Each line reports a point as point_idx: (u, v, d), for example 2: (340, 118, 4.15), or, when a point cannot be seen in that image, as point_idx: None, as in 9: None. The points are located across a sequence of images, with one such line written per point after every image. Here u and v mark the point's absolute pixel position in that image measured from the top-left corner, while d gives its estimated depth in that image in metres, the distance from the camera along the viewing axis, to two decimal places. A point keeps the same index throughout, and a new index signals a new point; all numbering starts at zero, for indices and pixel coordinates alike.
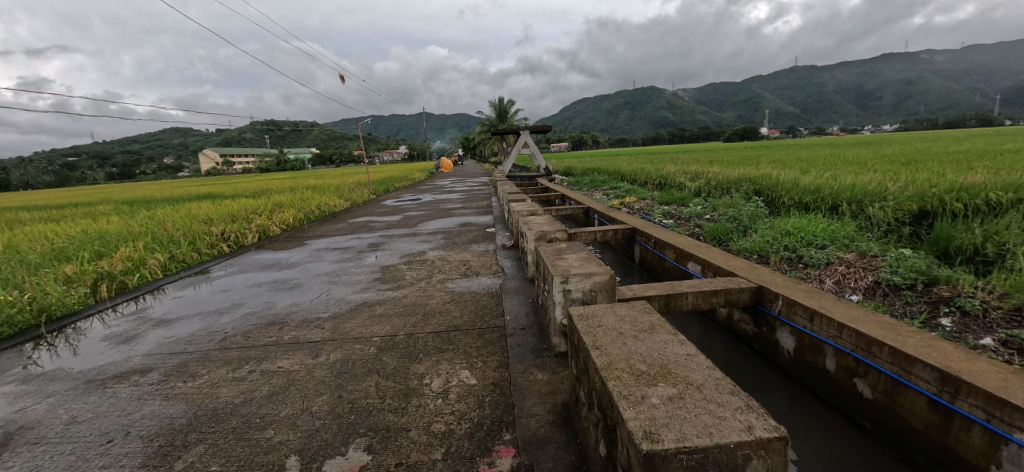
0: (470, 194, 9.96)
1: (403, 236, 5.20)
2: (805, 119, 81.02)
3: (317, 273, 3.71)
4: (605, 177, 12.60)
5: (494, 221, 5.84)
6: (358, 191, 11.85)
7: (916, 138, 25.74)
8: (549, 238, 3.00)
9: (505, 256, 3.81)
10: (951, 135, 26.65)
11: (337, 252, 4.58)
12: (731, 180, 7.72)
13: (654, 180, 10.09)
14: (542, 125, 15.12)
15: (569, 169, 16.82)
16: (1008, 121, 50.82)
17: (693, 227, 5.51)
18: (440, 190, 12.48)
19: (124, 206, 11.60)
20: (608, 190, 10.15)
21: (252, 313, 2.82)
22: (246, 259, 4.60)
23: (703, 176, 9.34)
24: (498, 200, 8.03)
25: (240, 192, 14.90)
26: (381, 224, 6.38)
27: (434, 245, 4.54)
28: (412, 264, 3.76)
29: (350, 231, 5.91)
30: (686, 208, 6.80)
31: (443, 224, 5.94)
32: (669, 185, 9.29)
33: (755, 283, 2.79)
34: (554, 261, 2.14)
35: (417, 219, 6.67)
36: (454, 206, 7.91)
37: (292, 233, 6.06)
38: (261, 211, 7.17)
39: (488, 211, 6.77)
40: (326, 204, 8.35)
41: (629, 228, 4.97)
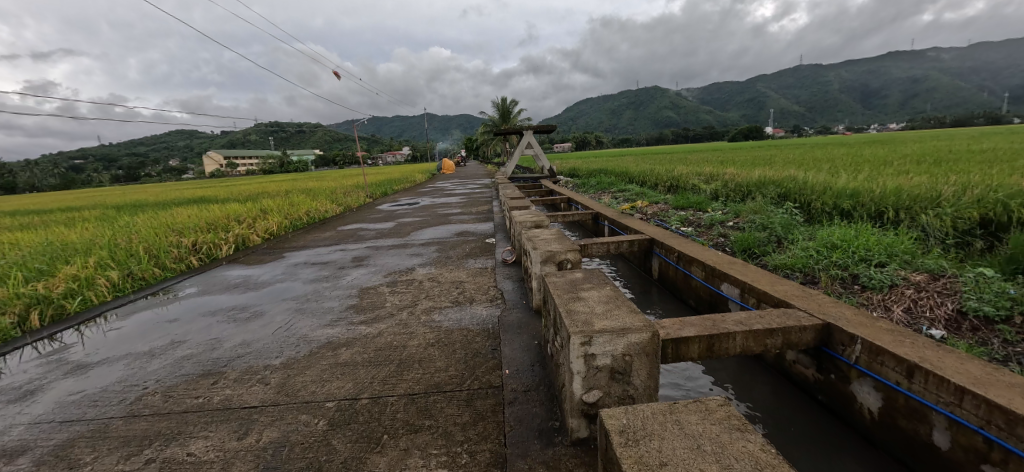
0: (470, 198, 9.38)
1: (392, 248, 4.65)
2: (812, 118, 79.98)
3: (285, 297, 3.16)
4: (612, 179, 12.01)
5: (495, 230, 5.27)
6: (353, 194, 11.30)
7: (930, 138, 24.99)
8: (558, 261, 2.43)
9: (505, 276, 3.24)
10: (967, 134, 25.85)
11: (314, 267, 4.03)
12: (753, 182, 7.08)
13: (665, 182, 9.48)
14: (545, 125, 14.55)
15: (574, 170, 16.23)
16: (1021, 119, 49.72)
17: (716, 237, 4.91)
18: (439, 193, 11.91)
19: (108, 210, 11.08)
20: (617, 193, 9.56)
21: (190, 356, 2.27)
22: (212, 276, 4.07)
23: (719, 177, 8.72)
24: (499, 205, 7.46)
25: (234, 195, 14.39)
26: (371, 232, 5.83)
27: (424, 259, 3.97)
28: (396, 286, 3.19)
29: (336, 241, 5.36)
30: (705, 214, 6.20)
31: (438, 233, 5.38)
32: (682, 188, 8.68)
33: (820, 320, 2.21)
34: (569, 303, 1.56)
35: (411, 227, 6.11)
36: (452, 212, 7.34)
37: (272, 244, 5.52)
38: (243, 218, 6.64)
39: (488, 218, 6.22)
40: (315, 209, 7.81)
41: (646, 240, 4.39)
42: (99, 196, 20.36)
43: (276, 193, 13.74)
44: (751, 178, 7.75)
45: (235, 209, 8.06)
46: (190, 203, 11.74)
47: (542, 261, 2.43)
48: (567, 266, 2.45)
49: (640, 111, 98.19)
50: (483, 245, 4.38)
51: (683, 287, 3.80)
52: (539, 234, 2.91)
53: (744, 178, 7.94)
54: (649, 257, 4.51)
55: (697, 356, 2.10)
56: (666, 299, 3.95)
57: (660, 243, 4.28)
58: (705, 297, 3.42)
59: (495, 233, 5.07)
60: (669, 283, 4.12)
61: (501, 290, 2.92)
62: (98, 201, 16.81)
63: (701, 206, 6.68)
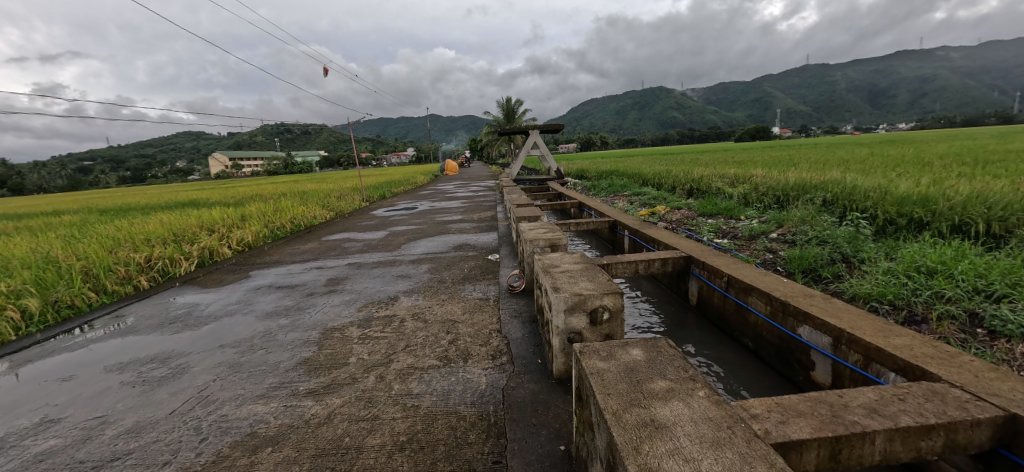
0: (473, 203, 8.62)
1: (376, 266, 3.89)
2: (821, 118, 78.64)
3: (224, 341, 2.42)
4: (625, 181, 11.24)
5: (499, 243, 4.51)
6: (348, 198, 10.57)
7: (950, 139, 24.06)
8: (590, 308, 1.67)
9: (511, 314, 2.47)
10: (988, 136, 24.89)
11: (276, 293, 3.28)
12: (789, 185, 6.26)
13: (685, 185, 8.66)
14: (552, 125, 13.80)
15: (582, 171, 15.44)
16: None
17: (762, 252, 4.13)
18: (439, 196, 11.16)
19: (87, 216, 10.40)
20: (632, 197, 8.79)
21: (48, 454, 1.54)
22: (154, 304, 3.33)
23: (747, 180, 7.90)
24: (504, 212, 6.69)
25: (225, 198, 13.71)
26: (357, 244, 5.08)
27: (411, 284, 3.21)
28: (369, 327, 2.43)
29: (314, 255, 4.61)
30: (740, 223, 5.41)
31: (432, 246, 4.61)
32: (705, 193, 7.86)
33: (997, 410, 1.44)
34: (643, 447, 0.80)
35: (403, 237, 5.35)
36: (452, 218, 6.60)
37: (243, 258, 4.79)
38: (216, 226, 5.91)
39: (491, 228, 5.46)
40: (301, 215, 7.08)
41: (682, 257, 3.63)
42: (93, 199, 19.79)
43: (269, 196, 13.04)
44: (785, 181, 6.93)
45: (214, 215, 7.35)
46: (175, 207, 11.03)
47: (568, 310, 1.66)
48: (603, 316, 1.68)
49: (646, 111, 97.18)
50: (483, 265, 3.62)
51: (734, 321, 3.03)
52: (558, 263, 2.13)
53: (777, 180, 7.11)
54: (685, 278, 3.74)
55: (816, 470, 1.33)
56: (710, 335, 3.18)
57: (700, 262, 3.50)
58: (770, 340, 2.64)
59: (499, 247, 4.30)
60: (713, 314, 3.34)
61: (508, 337, 2.15)
62: (90, 204, 16.28)
63: (732, 213, 5.88)
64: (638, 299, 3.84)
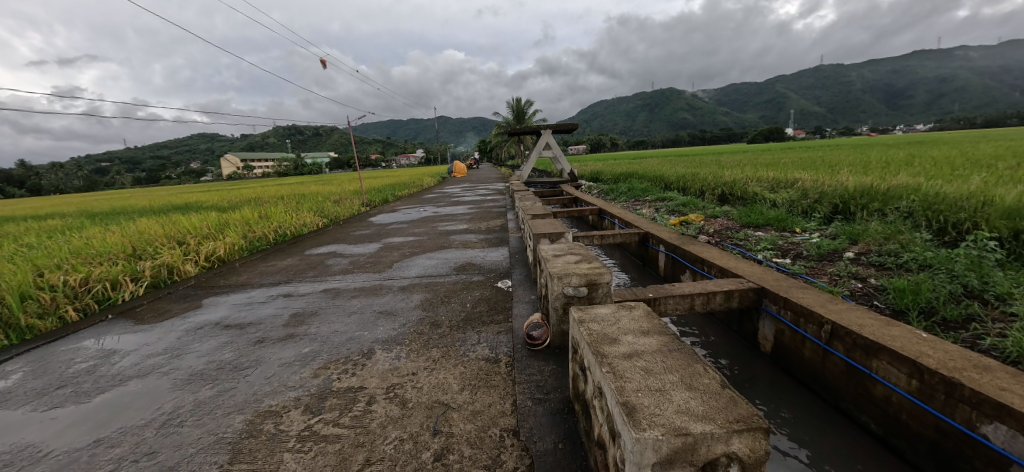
0: (480, 209, 7.79)
1: (356, 295, 3.08)
2: (839, 119, 76.54)
3: (108, 434, 1.64)
4: (645, 185, 10.37)
5: (511, 262, 3.69)
6: (347, 202, 9.82)
7: (983, 140, 22.77)
8: (701, 459, 0.84)
9: (532, 394, 1.63)
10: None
11: (217, 338, 2.47)
12: (850, 191, 5.32)
13: (716, 190, 7.77)
14: (566, 124, 12.98)
15: (597, 174, 14.58)
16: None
17: (847, 279, 3.24)
18: (445, 201, 10.34)
19: (73, 221, 9.79)
20: (656, 203, 7.93)
21: None
22: (65, 349, 2.57)
23: (790, 185, 6.96)
24: (515, 221, 5.85)
25: (223, 201, 13.05)
26: (343, 260, 4.30)
27: (393, 328, 2.38)
28: (318, 414, 1.62)
29: (289, 276, 3.82)
30: (799, 237, 4.53)
31: (429, 266, 3.78)
32: (742, 200, 6.93)
33: None
34: None
35: (397, 252, 4.55)
36: (457, 227, 5.79)
37: (206, 278, 4.02)
38: (186, 237, 5.16)
39: (501, 242, 4.64)
40: (288, 223, 6.32)
41: (750, 289, 2.76)
42: (95, 201, 19.38)
43: (267, 199, 12.36)
44: (839, 185, 6.02)
45: (194, 222, 6.63)
46: (164, 212, 10.38)
47: (660, 464, 0.83)
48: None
49: (658, 112, 95.74)
50: (491, 297, 2.79)
51: (842, 388, 2.16)
52: (613, 330, 1.29)
53: (830, 184, 6.18)
54: (751, 315, 2.88)
55: None
56: (801, 402, 2.32)
57: (779, 298, 2.63)
58: (919, 430, 1.78)
59: (510, 269, 3.46)
60: (800, 370, 2.48)
61: (529, 452, 1.33)
62: (89, 206, 15.78)
63: (785, 224, 4.96)
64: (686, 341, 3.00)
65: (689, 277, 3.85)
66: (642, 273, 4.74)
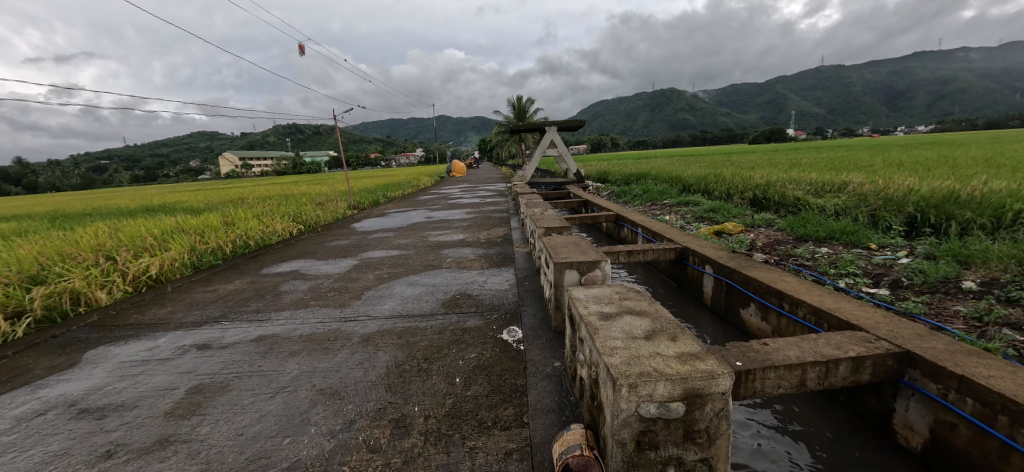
0: (480, 215, 6.82)
1: (296, 351, 2.11)
2: (844, 119, 75.61)
3: None
4: (662, 186, 9.43)
5: (520, 294, 2.74)
6: (332, 204, 8.84)
7: (996, 144, 22.12)
8: None
9: None
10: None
11: (48, 446, 1.52)
12: (930, 197, 4.35)
13: (748, 193, 6.82)
14: (573, 120, 12.05)
15: (605, 174, 13.63)
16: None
17: (996, 326, 2.29)
18: (440, 203, 9.35)
19: (27, 224, 8.80)
20: (680, 209, 6.99)
21: None
22: None
23: (838, 189, 6.00)
24: (521, 232, 4.88)
25: (202, 203, 12.05)
26: (301, 285, 3.33)
27: (328, 435, 1.42)
28: None
29: (222, 311, 2.85)
30: (882, 256, 3.58)
31: (407, 299, 2.81)
32: (782, 205, 5.96)
33: None
34: None
35: (372, 272, 3.57)
36: (451, 238, 4.82)
37: (121, 309, 3.07)
38: (118, 250, 4.21)
39: (505, 261, 3.67)
40: (254, 230, 5.36)
41: (887, 356, 1.82)
42: (73, 200, 18.37)
43: (247, 200, 11.35)
44: (905, 188, 5.08)
45: (145, 228, 5.66)
46: (132, 214, 9.39)
47: None
48: None
49: (660, 112, 94.82)
50: (495, 363, 1.84)
51: None
52: None
53: (892, 187, 5.21)
54: (879, 389, 1.96)
55: None
56: None
57: (946, 375, 1.67)
58: None
59: (518, 307, 2.49)
60: None
61: None
62: (62, 206, 14.77)
63: (855, 238, 4.00)
64: (770, 419, 2.09)
65: (754, 314, 2.89)
66: (681, 301, 3.75)
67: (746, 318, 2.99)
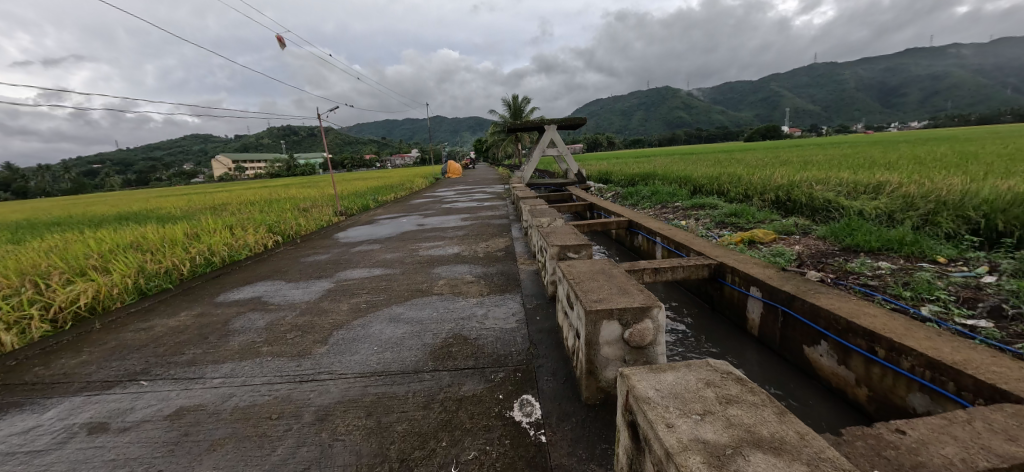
0: (477, 222, 6.20)
1: (219, 442, 1.50)
2: (840, 115, 75.52)
3: None
4: (671, 187, 8.84)
5: (531, 337, 2.12)
6: (317, 211, 8.20)
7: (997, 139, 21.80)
8: None
9: None
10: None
11: None
12: (998, 199, 3.75)
13: (770, 195, 6.22)
14: (573, 118, 11.44)
15: (607, 174, 13.04)
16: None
17: None
18: (434, 208, 8.70)
19: None
20: (695, 213, 6.40)
21: None
22: None
23: (873, 190, 5.41)
24: (524, 244, 4.26)
25: (182, 209, 11.38)
26: (256, 322, 2.70)
27: None
28: None
29: (146, 364, 2.22)
30: (959, 272, 2.98)
31: (384, 344, 2.18)
32: (813, 209, 5.35)
33: None
34: None
35: (347, 300, 2.94)
36: (444, 253, 4.18)
37: (24, 359, 2.44)
38: (48, 274, 3.56)
39: (508, 283, 3.05)
40: (220, 244, 4.71)
41: None
42: (51, 207, 17.60)
43: (229, 206, 10.68)
44: (956, 189, 4.48)
45: (99, 243, 5.02)
46: (102, 223, 8.71)
47: None
48: None
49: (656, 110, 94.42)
50: None
51: None
52: None
53: (941, 188, 4.62)
54: None
55: None
56: None
57: None
58: None
59: (530, 360, 1.88)
60: None
61: None
62: (37, 214, 14.05)
63: (918, 250, 3.40)
64: None
65: (827, 356, 2.28)
66: (720, 329, 3.15)
67: (813, 359, 2.39)
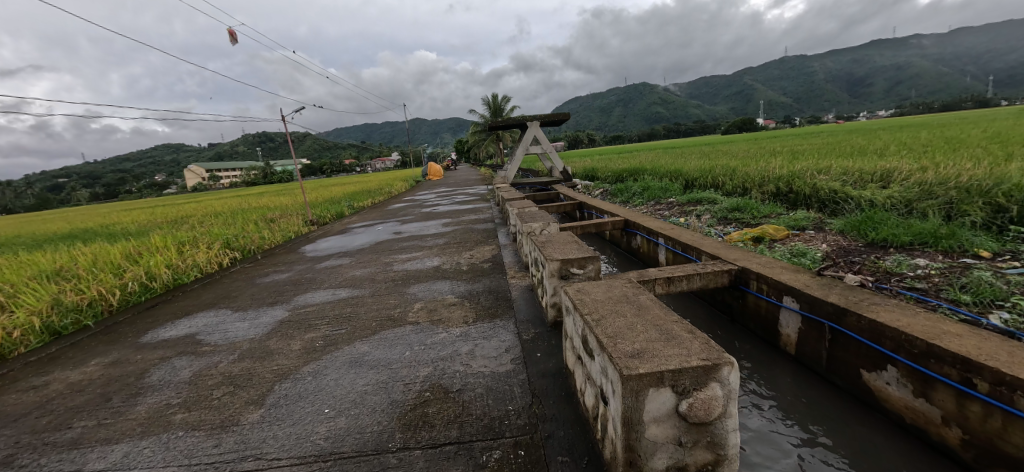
0: (460, 227, 5.66)
1: None
2: (813, 106, 77.36)
3: None
4: (662, 182, 8.46)
5: (532, 387, 1.62)
6: (285, 221, 7.53)
7: (967, 124, 22.31)
8: None
9: None
10: (1002, 120, 23.33)
11: None
12: None
13: (770, 187, 5.85)
14: (557, 114, 10.99)
15: (593, 171, 12.64)
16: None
17: None
18: (414, 213, 8.09)
19: None
20: (693, 208, 6.00)
21: None
22: None
23: (880, 178, 5.09)
24: (514, 253, 3.74)
25: (139, 224, 10.46)
26: (178, 373, 2.11)
27: None
28: None
29: (12, 449, 1.63)
30: (1013, 268, 2.60)
31: (339, 404, 1.65)
32: (820, 200, 4.98)
33: None
34: None
35: (300, 336, 2.38)
36: (422, 267, 3.64)
37: None
38: None
39: (497, 305, 2.53)
40: (162, 266, 4.06)
41: None
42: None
43: (191, 219, 9.83)
44: (973, 173, 4.16)
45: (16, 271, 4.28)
46: (42, 244, 7.82)
47: None
48: None
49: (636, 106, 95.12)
50: None
51: None
52: None
53: (957, 173, 4.30)
54: None
55: None
56: None
57: None
58: None
59: (535, 428, 1.37)
60: None
61: None
62: None
63: (957, 243, 3.02)
64: None
65: (897, 385, 1.86)
66: (746, 346, 2.72)
67: (877, 387, 1.97)
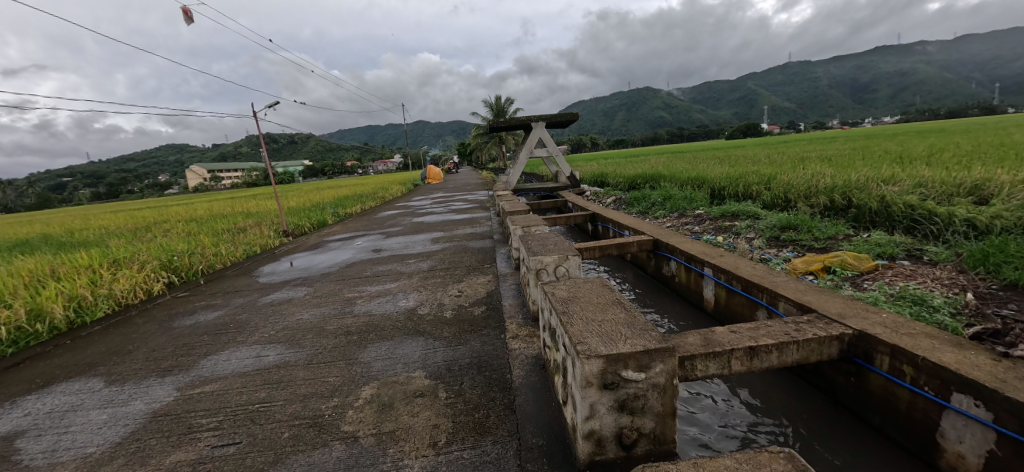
0: (451, 245, 4.71)
1: None
2: (819, 112, 76.26)
3: None
4: (683, 190, 7.50)
5: None
6: (255, 231, 6.57)
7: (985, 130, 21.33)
8: None
9: None
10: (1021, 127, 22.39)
11: None
12: None
13: (822, 199, 4.88)
14: (564, 114, 10.06)
15: (602, 176, 11.69)
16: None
17: None
18: (403, 224, 7.11)
19: None
20: (727, 224, 5.04)
21: None
22: None
23: (965, 193, 4.13)
24: (515, 290, 2.79)
25: (102, 231, 9.46)
26: None
27: None
28: None
29: None
30: None
31: None
32: (893, 218, 4.00)
33: None
34: None
35: (157, 460, 1.43)
36: (390, 309, 2.68)
37: None
38: None
39: (490, 400, 1.58)
40: (53, 299, 3.07)
41: None
42: None
43: (159, 226, 8.85)
44: None
45: None
46: None
47: None
48: None
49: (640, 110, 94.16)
50: None
51: None
52: None
53: None
54: None
55: None
56: None
57: None
58: None
59: None
60: None
61: None
62: None
63: None
64: None
65: None
66: (870, 456, 1.76)
67: None
